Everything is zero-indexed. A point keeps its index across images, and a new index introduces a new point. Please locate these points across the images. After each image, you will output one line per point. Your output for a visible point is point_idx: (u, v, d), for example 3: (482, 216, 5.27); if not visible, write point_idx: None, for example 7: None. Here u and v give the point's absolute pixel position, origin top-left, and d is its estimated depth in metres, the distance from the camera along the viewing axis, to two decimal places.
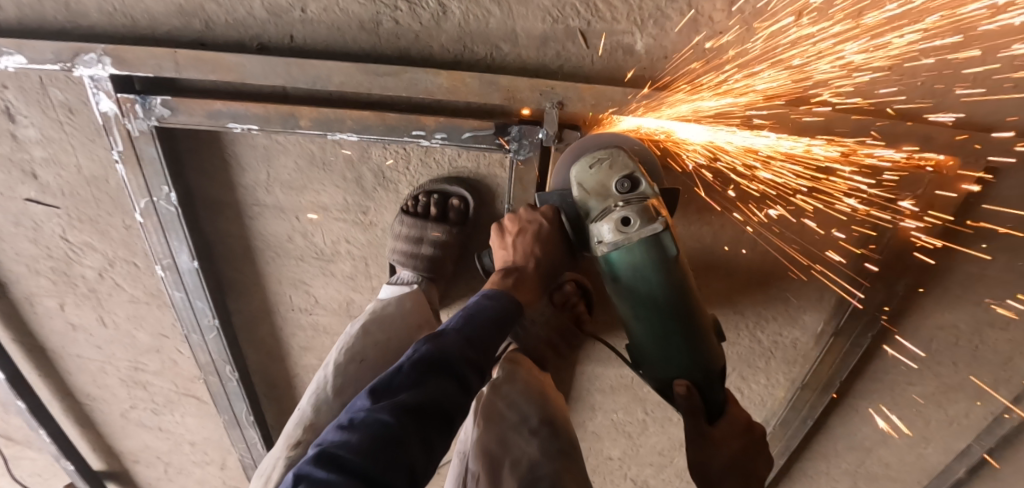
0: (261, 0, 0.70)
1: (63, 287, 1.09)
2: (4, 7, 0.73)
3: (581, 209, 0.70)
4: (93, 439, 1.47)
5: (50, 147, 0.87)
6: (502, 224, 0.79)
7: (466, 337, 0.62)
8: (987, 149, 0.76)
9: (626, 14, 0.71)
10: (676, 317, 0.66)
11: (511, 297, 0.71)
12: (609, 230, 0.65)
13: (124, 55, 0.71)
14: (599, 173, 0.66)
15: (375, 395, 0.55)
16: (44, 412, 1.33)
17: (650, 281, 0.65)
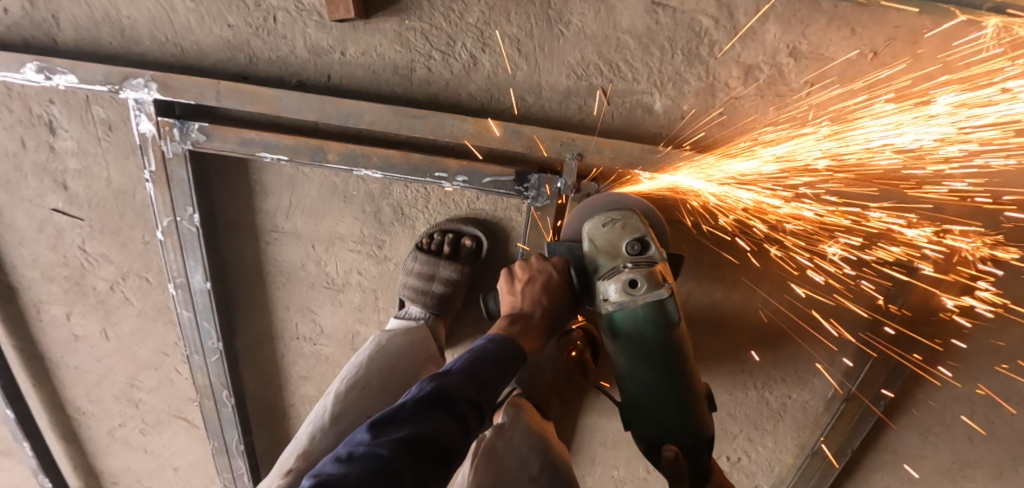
0: (304, 41, 0.75)
1: (73, 296, 1.10)
2: (65, 30, 0.78)
3: (589, 265, 0.69)
4: (75, 457, 1.43)
5: (84, 160, 0.90)
6: (512, 269, 0.78)
7: (471, 379, 0.60)
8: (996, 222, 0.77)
9: (648, 76, 0.74)
10: (670, 375, 0.66)
11: (517, 343, 0.69)
12: (614, 290, 0.65)
13: (169, 82, 0.75)
14: (611, 233, 0.66)
15: (374, 429, 0.53)
16: (30, 423, 1.31)
17: (650, 340, 0.65)
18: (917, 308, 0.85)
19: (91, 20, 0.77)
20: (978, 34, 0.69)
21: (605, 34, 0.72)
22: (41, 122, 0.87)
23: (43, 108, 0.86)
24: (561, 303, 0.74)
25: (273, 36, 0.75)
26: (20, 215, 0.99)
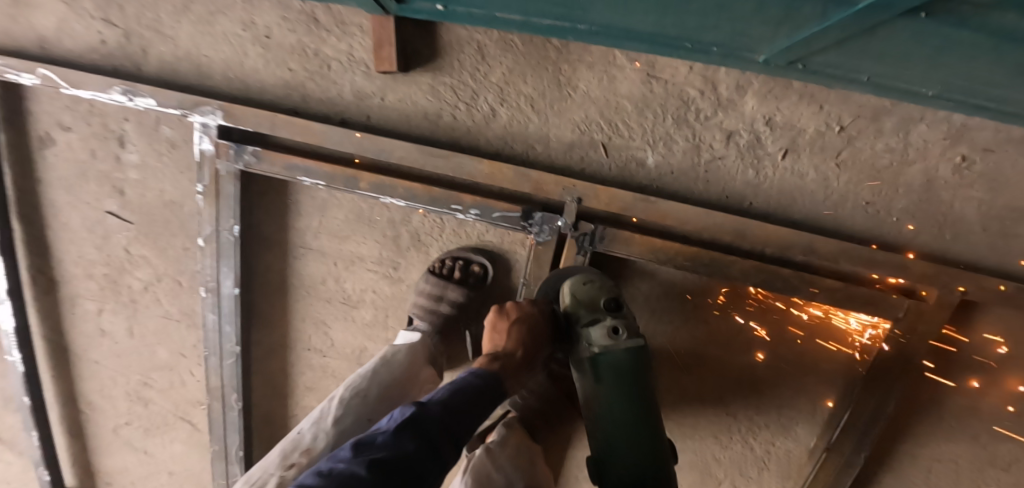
0: (350, 86, 0.88)
1: (108, 293, 1.19)
2: (151, 63, 0.93)
3: (570, 316, 0.83)
4: (78, 451, 1.51)
5: (144, 172, 1.02)
6: (502, 305, 0.86)
7: (449, 411, 0.68)
8: (959, 284, 0.85)
9: (642, 135, 0.86)
10: (645, 414, 0.77)
11: (498, 380, 0.77)
12: (599, 335, 0.79)
13: (232, 111, 0.88)
14: (593, 289, 0.82)
15: (355, 448, 0.61)
16: (43, 414, 1.39)
17: (629, 379, 0.78)
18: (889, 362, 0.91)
19: (173, 55, 0.91)
20: (941, 118, 0.78)
21: (606, 98, 0.84)
22: (113, 136, 1.00)
23: (117, 125, 1.00)
24: (539, 348, 0.82)
25: (322, 79, 0.88)
26: (76, 215, 1.11)
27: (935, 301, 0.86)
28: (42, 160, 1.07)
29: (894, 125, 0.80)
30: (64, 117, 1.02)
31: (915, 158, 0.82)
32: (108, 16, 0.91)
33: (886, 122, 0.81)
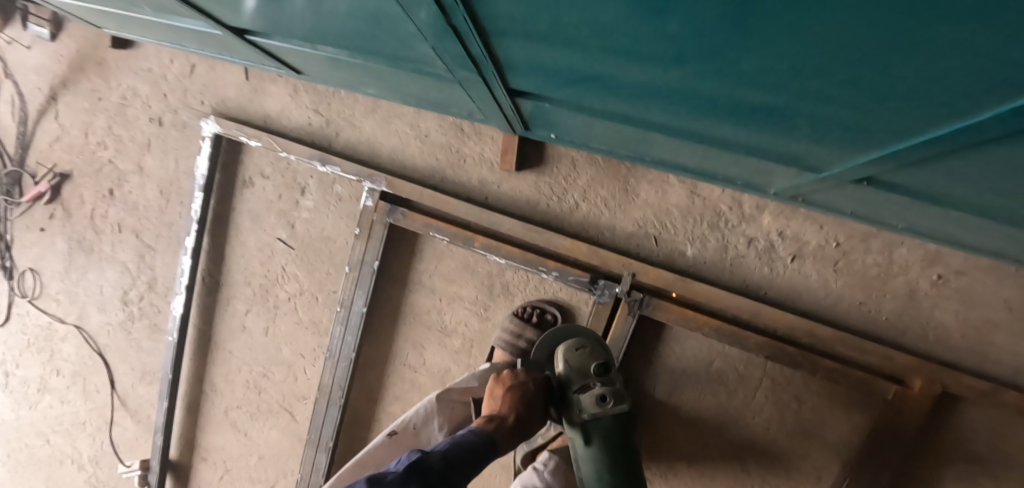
0: (477, 175, 1.24)
1: (258, 299, 1.55)
2: (341, 142, 1.35)
3: (563, 380, 1.03)
4: (188, 426, 1.81)
5: (313, 214, 1.41)
6: (502, 375, 1.06)
7: (447, 463, 0.85)
8: (942, 378, 1.05)
9: (684, 233, 1.17)
10: (626, 467, 0.95)
11: (495, 437, 0.94)
12: (589, 400, 0.98)
13: (394, 183, 1.25)
14: (582, 357, 1.03)
15: (371, 479, 0.78)
16: (174, 389, 1.71)
17: (613, 436, 0.96)
18: (881, 437, 1.10)
19: (358, 140, 1.33)
20: (911, 246, 1.06)
21: (659, 205, 1.17)
22: (299, 187, 1.41)
23: (304, 180, 1.40)
24: (534, 410, 1.00)
25: (458, 167, 1.25)
26: (253, 236, 1.51)
27: (923, 392, 1.06)
28: (240, 195, 1.49)
29: (880, 246, 1.08)
30: (265, 169, 1.45)
31: (898, 272, 1.08)
32: (319, 108, 1.36)
33: (873, 243, 1.09)
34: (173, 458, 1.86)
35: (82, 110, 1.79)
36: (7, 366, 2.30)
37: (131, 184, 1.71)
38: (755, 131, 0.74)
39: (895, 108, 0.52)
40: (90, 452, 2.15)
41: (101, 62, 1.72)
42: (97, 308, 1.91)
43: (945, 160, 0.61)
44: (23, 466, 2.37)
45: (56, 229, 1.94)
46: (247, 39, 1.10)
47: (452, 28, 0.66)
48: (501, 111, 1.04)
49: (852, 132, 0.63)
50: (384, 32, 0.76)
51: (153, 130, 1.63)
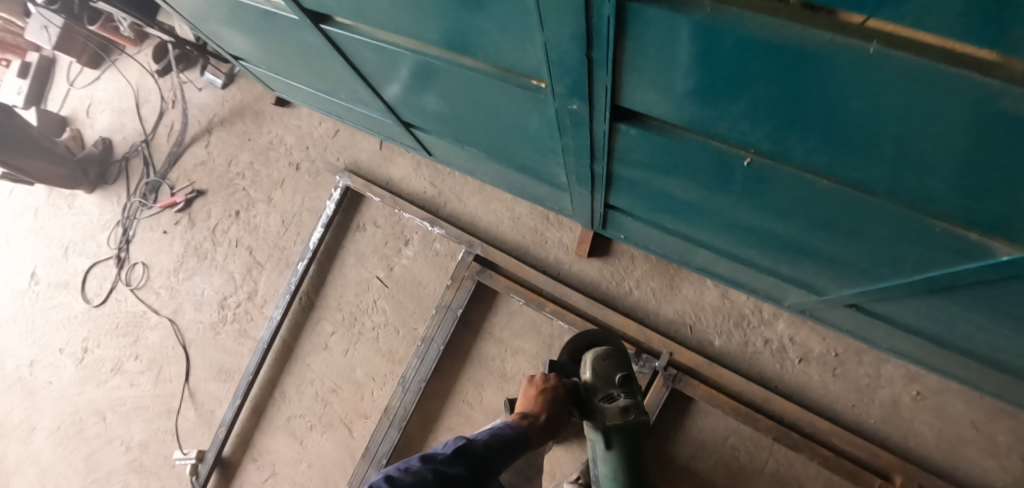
0: (555, 255, 1.58)
1: (344, 324, 1.85)
2: (448, 210, 1.73)
3: (588, 386, 1.09)
4: (248, 427, 1.99)
5: (413, 261, 1.76)
6: (533, 377, 1.17)
7: (488, 451, 0.99)
8: (920, 480, 1.25)
9: (715, 327, 1.46)
10: (641, 467, 1.05)
11: (526, 433, 1.06)
12: (613, 408, 1.04)
13: (487, 249, 1.59)
14: (607, 367, 1.09)
15: (424, 458, 0.93)
16: (248, 389, 1.93)
17: (632, 440, 1.05)
18: None
19: (462, 211, 1.71)
20: (893, 364, 1.36)
21: (696, 302, 1.48)
22: (405, 239, 1.78)
23: (412, 234, 1.77)
24: (562, 412, 1.09)
25: (539, 245, 1.59)
26: (355, 270, 1.85)
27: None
28: (352, 234, 1.87)
29: (870, 360, 1.36)
30: (379, 219, 1.83)
31: (884, 384, 1.35)
32: (434, 182, 1.77)
33: (864, 357, 1.37)
34: (224, 455, 2.00)
35: (231, 142, 2.31)
36: (90, 344, 2.59)
37: (258, 210, 2.14)
38: (781, 262, 1.07)
39: (866, 266, 0.88)
40: (140, 438, 2.33)
41: (258, 113, 2.28)
42: (193, 307, 2.24)
43: (903, 299, 0.93)
44: (70, 443, 2.56)
45: (177, 234, 2.35)
46: (411, 131, 1.53)
47: (591, 166, 1.02)
48: (589, 214, 1.37)
49: (840, 277, 0.98)
50: (536, 155, 1.14)
51: (289, 173, 2.09)
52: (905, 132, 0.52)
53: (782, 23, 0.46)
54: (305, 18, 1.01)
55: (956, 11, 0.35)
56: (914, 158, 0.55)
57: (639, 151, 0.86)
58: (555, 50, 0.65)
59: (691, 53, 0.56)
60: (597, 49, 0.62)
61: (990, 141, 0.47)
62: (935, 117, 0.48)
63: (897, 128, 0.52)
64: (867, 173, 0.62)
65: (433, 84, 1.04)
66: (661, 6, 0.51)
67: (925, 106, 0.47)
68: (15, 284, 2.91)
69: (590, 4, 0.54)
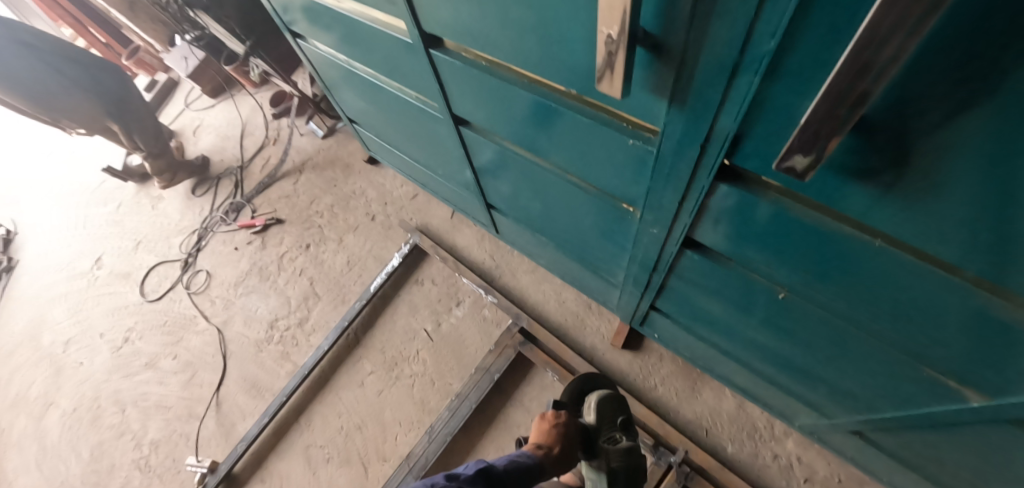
0: (592, 341, 1.78)
1: (384, 366, 2.02)
2: (504, 282, 1.99)
3: (594, 426, 1.28)
4: (265, 447, 2.07)
5: (462, 319, 1.98)
6: (544, 415, 1.29)
7: (509, 475, 1.08)
8: None
9: (729, 434, 1.58)
10: None
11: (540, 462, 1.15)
12: (616, 447, 1.24)
13: (532, 325, 1.80)
14: (609, 409, 1.30)
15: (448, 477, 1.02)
16: (276, 408, 2.03)
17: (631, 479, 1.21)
18: None
19: (516, 286, 1.96)
20: None
21: (714, 407, 1.62)
22: (459, 301, 2.02)
23: (467, 298, 2.02)
24: (574, 447, 1.21)
25: (578, 329, 1.81)
26: (404, 320, 2.08)
27: None
28: (408, 287, 2.13)
29: None
30: (437, 277, 2.11)
31: None
32: (494, 257, 2.06)
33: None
34: (234, 471, 2.05)
35: (317, 183, 2.65)
36: (132, 335, 2.68)
37: (327, 249, 2.41)
38: (794, 388, 1.27)
39: (865, 403, 1.09)
40: (153, 435, 2.34)
41: (348, 165, 2.65)
42: (243, 321, 2.42)
43: (902, 431, 1.07)
44: (80, 429, 2.50)
45: (247, 252, 2.61)
46: (490, 211, 1.79)
47: (649, 271, 1.25)
48: (632, 309, 1.55)
49: (844, 409, 1.17)
50: (601, 252, 1.39)
51: (364, 221, 2.41)
52: (900, 301, 0.78)
53: (821, 218, 0.75)
54: (449, 117, 1.32)
55: (949, 231, 0.63)
56: (904, 316, 0.80)
57: (696, 270, 1.10)
58: (659, 191, 0.93)
59: (755, 216, 0.83)
60: (689, 200, 0.90)
61: (962, 319, 0.73)
62: (923, 294, 0.74)
63: (894, 293, 0.77)
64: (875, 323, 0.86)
65: (535, 183, 1.33)
66: (745, 192, 0.80)
67: (913, 285, 0.74)
68: (79, 267, 3.08)
69: (692, 181, 0.85)
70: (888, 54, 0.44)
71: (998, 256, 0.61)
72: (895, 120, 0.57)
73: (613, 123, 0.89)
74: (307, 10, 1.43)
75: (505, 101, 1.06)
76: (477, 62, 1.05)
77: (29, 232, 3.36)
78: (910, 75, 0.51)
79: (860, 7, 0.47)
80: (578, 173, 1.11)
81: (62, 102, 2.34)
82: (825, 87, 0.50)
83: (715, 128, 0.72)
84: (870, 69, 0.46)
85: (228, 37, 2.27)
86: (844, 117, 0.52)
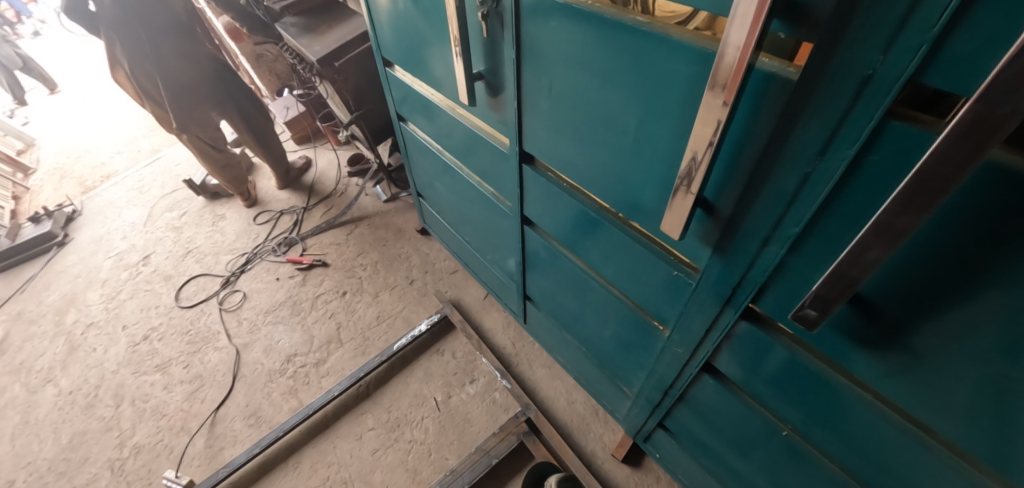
0: (594, 448, 1.87)
1: (386, 426, 2.07)
2: (522, 371, 2.14)
3: None
4: (244, 480, 2.02)
5: (474, 396, 2.09)
6: None
7: None
8: None
9: None
10: None
11: None
12: None
13: (539, 419, 1.89)
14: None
15: None
16: (269, 440, 2.01)
17: None
18: None
19: (534, 377, 2.11)
20: None
21: None
22: (475, 378, 2.15)
23: (483, 377, 2.15)
24: None
25: (581, 431, 1.92)
26: (417, 385, 2.18)
27: None
28: (428, 354, 2.27)
29: None
30: (457, 351, 2.26)
31: None
32: (515, 345, 2.24)
33: None
34: None
35: (368, 240, 2.91)
36: (152, 334, 2.71)
37: (362, 302, 2.59)
38: None
39: None
40: (138, 440, 2.28)
41: (400, 231, 2.93)
42: (263, 349, 2.52)
43: None
44: (70, 413, 2.44)
45: (287, 285, 2.79)
46: (523, 301, 1.97)
47: (665, 387, 1.38)
48: (639, 424, 1.65)
49: None
50: (624, 360, 1.53)
51: (403, 283, 2.64)
52: (898, 458, 0.89)
53: (826, 368, 0.91)
54: (518, 216, 1.57)
55: (950, 403, 0.76)
56: (883, 464, 0.93)
57: (711, 395, 1.24)
58: (690, 315, 1.10)
59: (769, 357, 1.00)
60: (714, 329, 1.07)
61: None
62: (919, 456, 0.85)
63: (891, 451, 0.90)
64: (876, 476, 0.96)
65: (577, 287, 1.51)
66: (765, 334, 0.98)
67: (907, 444, 0.86)
68: (126, 259, 3.18)
69: (721, 314, 1.03)
70: (875, 258, 0.63)
71: (995, 436, 0.73)
72: (883, 303, 0.75)
73: (661, 255, 1.09)
74: (420, 105, 1.75)
75: (573, 216, 1.29)
76: (558, 182, 1.30)
77: (89, 215, 3.57)
78: (900, 272, 0.70)
79: (855, 223, 0.69)
80: (620, 287, 1.30)
81: (202, 99, 2.68)
82: (831, 269, 0.69)
83: (745, 278, 0.91)
84: (862, 264, 0.65)
85: (339, 106, 2.68)
86: (844, 294, 0.70)
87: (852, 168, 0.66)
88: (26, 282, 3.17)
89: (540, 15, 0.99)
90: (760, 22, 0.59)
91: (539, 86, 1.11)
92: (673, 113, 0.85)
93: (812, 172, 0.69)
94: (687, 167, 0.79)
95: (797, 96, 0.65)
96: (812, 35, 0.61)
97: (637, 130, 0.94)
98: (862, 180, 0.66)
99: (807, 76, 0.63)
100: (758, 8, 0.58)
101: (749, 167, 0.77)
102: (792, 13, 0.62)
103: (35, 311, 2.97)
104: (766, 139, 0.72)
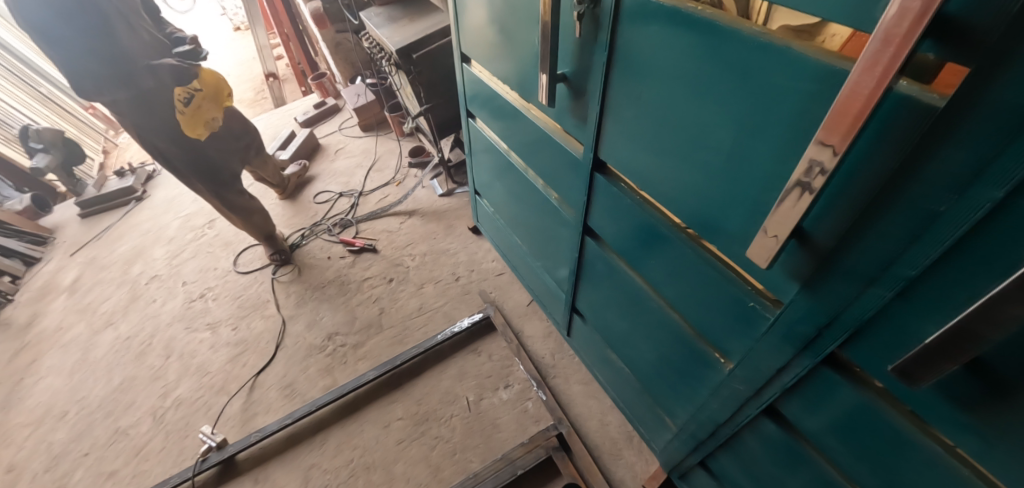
0: (625, 473, 1.80)
1: (413, 419, 2.06)
2: (560, 383, 2.10)
3: None
4: (271, 450, 2.07)
5: (508, 400, 2.06)
6: None
7: None
8: None
9: None
10: None
11: None
12: None
13: (571, 437, 1.86)
14: None
15: None
16: (299, 413, 2.05)
17: None
18: None
19: (569, 392, 2.06)
20: None
21: None
22: (509, 385, 2.11)
23: (517, 384, 2.11)
24: None
25: (612, 456, 1.85)
26: (450, 381, 2.16)
27: None
28: (464, 353, 2.25)
29: None
30: (494, 353, 2.23)
31: None
32: (553, 357, 2.20)
33: None
34: (236, 457, 2.05)
35: (419, 231, 2.95)
36: (207, 294, 2.84)
37: (405, 293, 2.61)
38: None
39: None
40: (181, 393, 2.38)
41: (451, 226, 2.95)
42: (306, 324, 2.58)
43: None
44: (123, 358, 2.58)
45: (336, 264, 2.86)
46: (570, 312, 1.92)
47: (714, 426, 1.29)
48: (677, 460, 1.56)
49: None
50: (672, 390, 1.45)
51: (448, 278, 2.64)
52: None
53: (914, 430, 0.82)
54: (579, 226, 1.53)
55: None
56: None
57: (767, 439, 1.15)
58: (759, 352, 1.02)
59: (844, 407, 0.91)
60: (786, 372, 0.99)
61: None
62: None
63: None
64: None
65: (632, 304, 1.45)
66: (844, 383, 0.89)
67: None
68: (193, 221, 3.36)
69: (797, 357, 0.94)
70: (1014, 315, 0.55)
71: None
72: (1010, 370, 0.66)
73: (737, 282, 1.02)
74: (493, 101, 1.75)
75: (641, 232, 1.24)
76: (631, 193, 1.25)
77: (166, 176, 3.82)
78: None
79: (989, 269, 0.62)
80: (682, 312, 1.23)
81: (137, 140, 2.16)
82: (951, 324, 0.62)
83: (836, 320, 0.83)
84: (996, 319, 0.57)
85: (410, 97, 2.74)
86: (963, 354, 0.62)
87: (997, 211, 0.58)
88: (104, 230, 3.41)
89: (641, 19, 0.95)
90: (903, 56, 0.53)
91: (628, 94, 1.08)
92: (778, 131, 0.79)
93: (945, 211, 0.62)
94: (791, 192, 0.73)
95: (940, 125, 0.59)
96: (971, 59, 0.55)
97: (733, 146, 0.88)
98: (1006, 226, 0.58)
99: (956, 102, 0.56)
100: (905, 38, 0.53)
101: (863, 200, 0.70)
102: (948, 32, 0.55)
103: (107, 258, 3.19)
104: (891, 171, 0.65)
